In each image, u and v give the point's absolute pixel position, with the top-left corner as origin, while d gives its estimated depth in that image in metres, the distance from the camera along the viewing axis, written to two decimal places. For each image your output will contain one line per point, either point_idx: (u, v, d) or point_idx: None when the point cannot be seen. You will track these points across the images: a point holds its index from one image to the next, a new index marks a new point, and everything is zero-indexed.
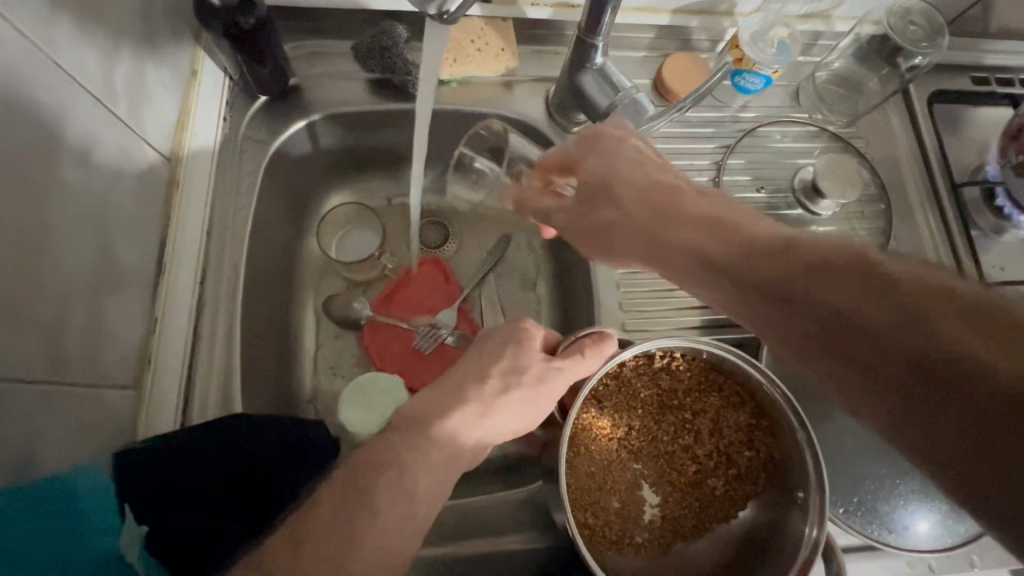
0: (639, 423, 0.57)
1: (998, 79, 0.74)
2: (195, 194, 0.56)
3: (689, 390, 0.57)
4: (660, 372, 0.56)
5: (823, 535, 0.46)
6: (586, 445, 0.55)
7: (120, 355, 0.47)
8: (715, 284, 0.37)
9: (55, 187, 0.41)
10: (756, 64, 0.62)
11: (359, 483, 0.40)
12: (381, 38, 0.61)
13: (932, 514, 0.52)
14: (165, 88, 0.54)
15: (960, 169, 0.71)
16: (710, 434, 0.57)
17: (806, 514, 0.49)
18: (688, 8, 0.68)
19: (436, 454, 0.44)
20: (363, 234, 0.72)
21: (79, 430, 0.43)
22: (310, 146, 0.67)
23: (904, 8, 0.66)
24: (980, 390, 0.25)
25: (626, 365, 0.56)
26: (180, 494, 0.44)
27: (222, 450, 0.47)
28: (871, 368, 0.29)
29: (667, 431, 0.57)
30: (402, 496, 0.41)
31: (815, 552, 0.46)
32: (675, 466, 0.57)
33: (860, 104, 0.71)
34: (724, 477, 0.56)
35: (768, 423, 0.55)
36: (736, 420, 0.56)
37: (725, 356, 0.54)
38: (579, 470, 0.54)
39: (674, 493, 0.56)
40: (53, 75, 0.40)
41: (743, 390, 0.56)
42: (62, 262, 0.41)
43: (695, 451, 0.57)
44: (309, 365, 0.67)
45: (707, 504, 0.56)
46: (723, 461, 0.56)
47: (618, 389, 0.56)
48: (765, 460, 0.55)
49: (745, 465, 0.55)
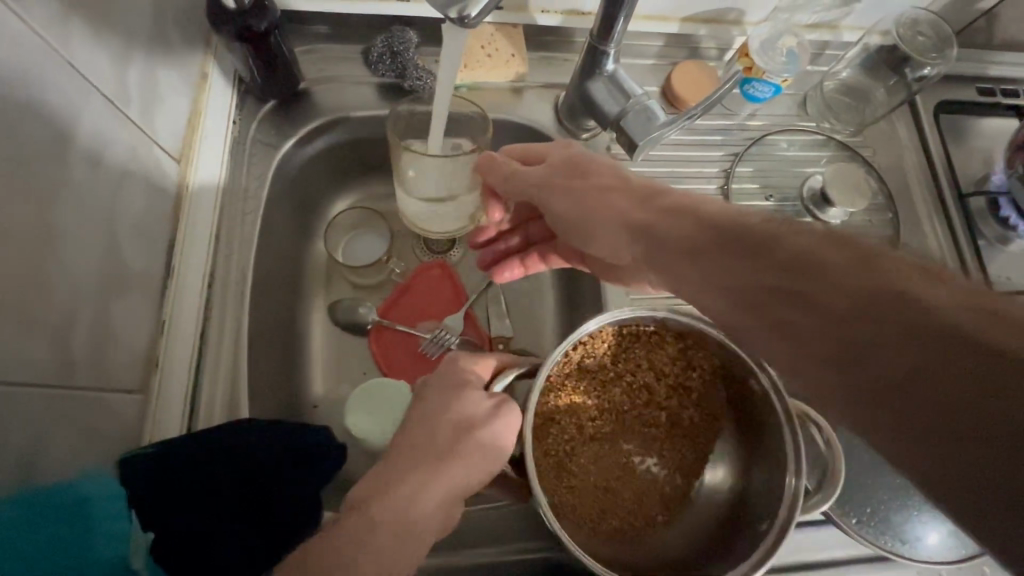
0: (596, 409, 0.54)
1: (1003, 90, 0.74)
2: (205, 197, 0.56)
3: (618, 356, 0.54)
4: (584, 358, 0.52)
5: (802, 475, 0.44)
6: (556, 456, 0.52)
7: (128, 360, 0.47)
8: (732, 263, 0.37)
9: (67, 190, 0.40)
10: (766, 72, 0.62)
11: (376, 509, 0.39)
12: (391, 41, 0.62)
13: (947, 526, 0.51)
14: (175, 91, 0.53)
15: (966, 179, 0.71)
16: (658, 379, 0.55)
17: (777, 422, 0.47)
18: (697, 16, 0.68)
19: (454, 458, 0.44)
20: (368, 239, 0.71)
21: (84, 436, 0.42)
22: (317, 149, 0.67)
23: (911, 19, 0.67)
24: (982, 370, 0.25)
25: (551, 376, 0.51)
26: (180, 496, 0.43)
27: (228, 457, 0.46)
28: (872, 357, 0.29)
29: (622, 399, 0.55)
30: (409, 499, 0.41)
31: (796, 508, 0.43)
32: (646, 422, 0.55)
33: (866, 112, 0.71)
34: (693, 404, 0.55)
35: (693, 339, 0.52)
36: (669, 353, 0.54)
37: (628, 315, 0.50)
38: (562, 484, 0.51)
39: (660, 445, 0.55)
40: (66, 77, 0.40)
41: (659, 326, 0.52)
42: (70, 263, 0.41)
43: (655, 399, 0.55)
44: (315, 370, 0.66)
45: (695, 438, 0.55)
46: (682, 392, 0.55)
47: (554, 391, 0.52)
48: (712, 369, 0.53)
49: (701, 385, 0.54)
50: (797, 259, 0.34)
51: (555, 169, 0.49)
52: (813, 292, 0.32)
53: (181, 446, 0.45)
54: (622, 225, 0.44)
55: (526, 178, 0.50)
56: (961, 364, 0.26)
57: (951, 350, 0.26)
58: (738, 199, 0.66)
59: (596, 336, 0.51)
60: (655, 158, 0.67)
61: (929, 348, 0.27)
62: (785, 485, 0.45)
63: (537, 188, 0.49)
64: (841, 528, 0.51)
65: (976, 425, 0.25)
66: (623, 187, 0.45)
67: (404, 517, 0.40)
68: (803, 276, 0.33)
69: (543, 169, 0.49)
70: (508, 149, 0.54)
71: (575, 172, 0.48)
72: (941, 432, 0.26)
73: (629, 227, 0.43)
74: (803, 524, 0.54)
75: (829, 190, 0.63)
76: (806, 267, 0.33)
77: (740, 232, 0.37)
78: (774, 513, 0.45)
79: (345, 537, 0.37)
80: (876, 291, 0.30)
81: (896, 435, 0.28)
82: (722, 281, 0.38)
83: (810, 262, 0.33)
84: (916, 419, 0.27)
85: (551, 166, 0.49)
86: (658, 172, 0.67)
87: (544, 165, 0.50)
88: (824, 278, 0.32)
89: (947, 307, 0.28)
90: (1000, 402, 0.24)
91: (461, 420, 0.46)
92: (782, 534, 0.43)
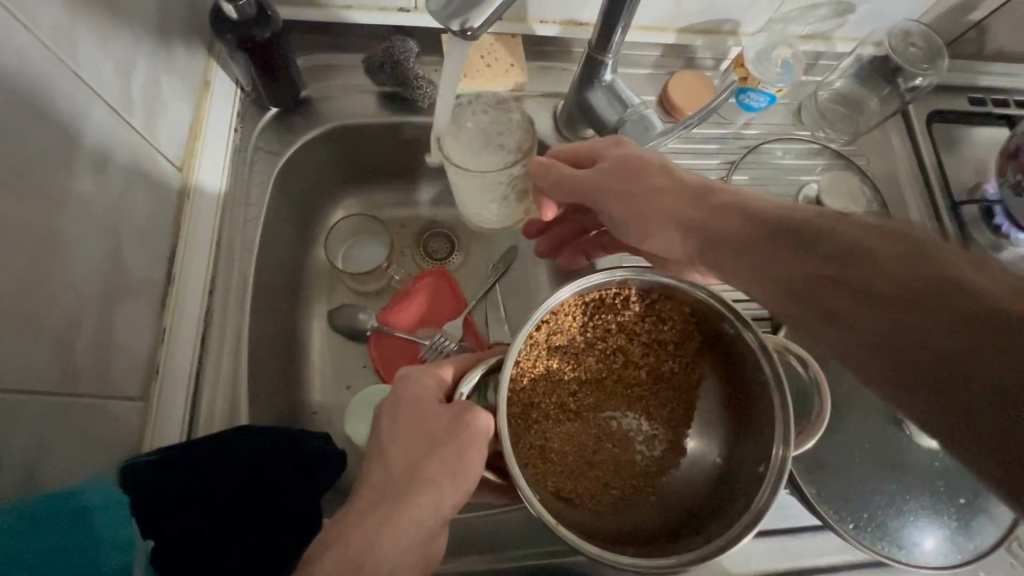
0: (572, 383, 0.51)
1: (994, 101, 0.76)
2: (207, 204, 0.56)
3: (587, 326, 0.49)
4: (550, 337, 0.47)
5: (789, 438, 0.42)
6: (542, 441, 0.49)
7: (129, 366, 0.46)
8: (786, 263, 0.39)
9: (70, 198, 0.40)
10: (761, 82, 0.63)
11: (379, 512, 0.39)
12: (393, 53, 0.61)
13: (941, 531, 0.51)
14: (177, 99, 0.54)
15: (959, 186, 0.72)
16: (632, 339, 0.51)
17: (756, 361, 0.44)
18: (693, 27, 0.69)
19: (441, 465, 0.41)
20: (367, 247, 0.71)
21: (84, 444, 0.42)
22: (318, 157, 0.67)
23: (904, 31, 0.67)
24: (1010, 354, 0.28)
25: (516, 370, 0.46)
26: (175, 500, 0.44)
27: (235, 459, 0.47)
28: (909, 342, 0.32)
29: (598, 366, 0.51)
30: (400, 515, 0.39)
31: (778, 482, 0.41)
32: (626, 383, 0.52)
33: (860, 123, 0.72)
34: (672, 355, 0.51)
35: (659, 292, 0.48)
36: (636, 312, 0.49)
37: (587, 281, 0.45)
38: (551, 469, 0.49)
39: (644, 401, 0.53)
40: (73, 85, 0.40)
41: (623, 286, 0.47)
42: (73, 273, 0.41)
43: (632, 359, 0.52)
44: (314, 376, 0.66)
45: (677, 389, 0.52)
46: (657, 346, 0.51)
47: (524, 379, 0.47)
48: (687, 316, 0.49)
49: (676, 334, 0.50)
50: (851, 249, 0.36)
51: (608, 174, 0.49)
52: (868, 281, 0.35)
53: (191, 444, 0.46)
54: (673, 223, 0.46)
55: (579, 182, 0.50)
56: (989, 347, 0.28)
57: (987, 333, 0.29)
58: None
59: (559, 313, 0.46)
60: None
61: (963, 334, 0.30)
62: (772, 449, 0.43)
63: (594, 191, 0.50)
64: (840, 536, 0.50)
65: (997, 405, 0.28)
66: (673, 191, 0.47)
67: (405, 528, 0.39)
68: (855, 266, 0.36)
69: (596, 172, 0.49)
70: (555, 149, 0.54)
71: (632, 177, 0.48)
72: (967, 411, 0.29)
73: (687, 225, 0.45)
74: (801, 530, 0.55)
75: (824, 200, 0.65)
76: (858, 262, 0.36)
77: (793, 226, 0.40)
78: (766, 456, 0.43)
79: (343, 555, 0.36)
80: (926, 282, 0.32)
81: (928, 412, 0.31)
82: (767, 274, 0.40)
83: (864, 254, 0.36)
84: (945, 399, 0.30)
85: (608, 166, 0.49)
86: None
87: (597, 168, 0.50)
88: (877, 268, 0.35)
89: (990, 293, 0.30)
90: (993, 372, 0.28)
91: (445, 422, 0.42)
92: (754, 521, 0.41)
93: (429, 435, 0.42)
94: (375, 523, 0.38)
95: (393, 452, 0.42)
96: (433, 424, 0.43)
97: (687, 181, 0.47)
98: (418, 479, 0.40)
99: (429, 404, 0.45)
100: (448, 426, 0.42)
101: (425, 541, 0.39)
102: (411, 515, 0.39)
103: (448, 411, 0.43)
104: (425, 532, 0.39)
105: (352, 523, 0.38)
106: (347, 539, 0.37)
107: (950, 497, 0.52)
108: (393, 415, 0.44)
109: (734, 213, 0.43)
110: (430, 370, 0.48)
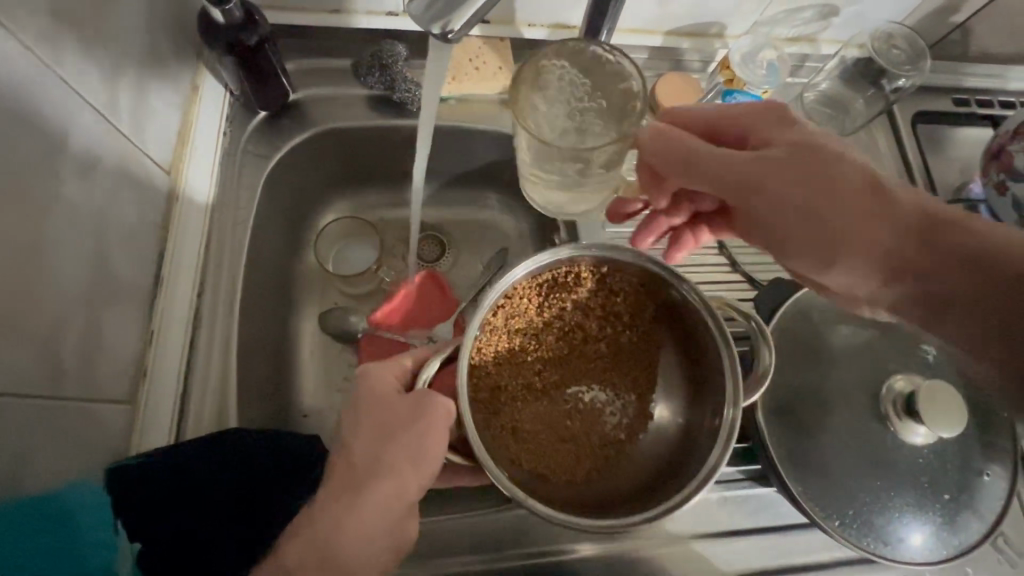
0: (535, 363, 0.51)
1: (978, 101, 0.76)
2: (196, 207, 0.56)
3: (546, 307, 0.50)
4: (507, 320, 0.48)
5: (738, 398, 0.44)
6: (513, 423, 0.49)
7: (117, 368, 0.47)
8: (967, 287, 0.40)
9: (57, 203, 0.41)
10: (747, 83, 0.64)
11: (342, 502, 0.42)
12: (382, 55, 0.63)
13: (925, 526, 0.51)
14: (165, 103, 0.54)
15: (944, 186, 0.73)
16: (588, 314, 0.52)
17: (704, 324, 0.47)
18: (680, 30, 0.70)
19: (399, 453, 0.43)
20: (357, 250, 0.71)
21: (70, 448, 0.42)
22: (308, 159, 0.68)
23: (887, 33, 0.68)
24: None
25: (474, 354, 0.47)
26: (161, 504, 0.44)
27: (227, 461, 0.47)
28: None
29: (560, 344, 0.52)
30: (363, 504, 0.42)
31: (730, 443, 0.43)
32: (589, 357, 0.52)
33: (846, 123, 0.72)
34: (629, 325, 0.52)
35: (608, 266, 0.49)
36: (589, 288, 0.50)
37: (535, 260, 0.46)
38: (524, 448, 0.48)
39: (609, 375, 0.53)
40: (61, 92, 0.41)
41: (573, 264, 0.48)
42: (60, 278, 0.41)
43: (591, 333, 0.52)
44: (305, 378, 0.67)
45: (638, 359, 0.53)
46: (613, 318, 0.52)
47: (485, 363, 0.48)
48: (637, 285, 0.50)
49: (630, 305, 0.51)
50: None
51: (780, 163, 0.45)
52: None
53: (169, 450, 0.45)
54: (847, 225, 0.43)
55: (728, 170, 0.45)
56: None
57: None
58: None
59: (513, 295, 0.47)
60: None
61: None
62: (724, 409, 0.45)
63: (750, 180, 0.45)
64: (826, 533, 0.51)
65: None
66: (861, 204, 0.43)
67: (368, 515, 0.42)
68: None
69: (749, 157, 0.45)
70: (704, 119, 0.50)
71: (812, 183, 0.44)
72: None
73: (877, 251, 0.43)
74: (788, 528, 0.55)
75: None
76: None
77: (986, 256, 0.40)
78: (721, 410, 0.45)
79: (311, 540, 0.41)
80: None
81: None
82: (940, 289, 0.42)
83: None
84: None
85: (773, 159, 0.45)
86: None
87: (760, 155, 0.45)
88: None
89: None
90: None
91: (402, 411, 0.44)
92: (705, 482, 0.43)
93: (388, 424, 0.44)
94: (338, 512, 0.42)
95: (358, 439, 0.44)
96: (392, 414, 0.44)
97: (898, 203, 0.43)
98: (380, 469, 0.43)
99: (394, 398, 0.45)
100: (405, 415, 0.43)
101: (390, 526, 0.42)
102: (374, 504, 0.42)
103: (409, 401, 0.44)
104: (392, 517, 0.42)
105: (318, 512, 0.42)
106: (314, 528, 0.42)
107: (935, 494, 0.52)
108: (355, 408, 0.46)
109: (929, 249, 0.42)
110: (393, 361, 0.48)
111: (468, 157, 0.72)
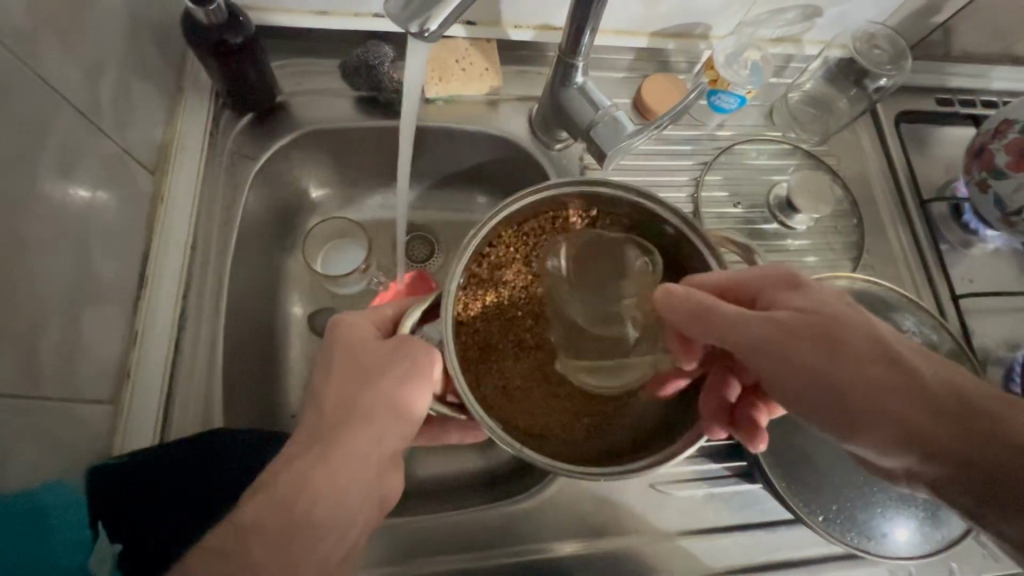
0: (527, 318, 0.48)
1: (961, 101, 0.77)
2: (181, 209, 0.56)
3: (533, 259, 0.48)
4: (493, 272, 0.48)
5: None
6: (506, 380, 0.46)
7: (98, 369, 0.47)
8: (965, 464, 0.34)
9: (35, 202, 0.40)
10: (731, 84, 0.65)
11: (315, 451, 0.42)
12: (367, 55, 0.62)
13: (909, 521, 0.52)
14: (149, 106, 0.55)
15: (929, 185, 0.74)
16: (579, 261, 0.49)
17: (703, 260, 0.45)
18: (665, 31, 0.71)
19: (375, 400, 0.44)
20: (344, 250, 0.71)
21: (54, 448, 0.42)
22: (296, 161, 0.68)
23: (868, 34, 0.70)
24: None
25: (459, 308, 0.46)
26: (171, 502, 0.46)
27: (222, 459, 0.48)
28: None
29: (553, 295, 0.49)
30: (337, 448, 0.43)
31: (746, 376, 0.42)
32: None
33: (831, 123, 0.73)
34: None
35: (598, 208, 0.48)
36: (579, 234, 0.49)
37: (515, 205, 0.45)
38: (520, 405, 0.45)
39: None
40: (40, 93, 0.41)
41: (557, 208, 0.48)
42: (41, 280, 0.41)
43: None
44: (293, 379, 0.66)
45: None
46: None
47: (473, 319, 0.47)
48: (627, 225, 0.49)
49: None
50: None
51: (781, 326, 0.39)
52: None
53: (181, 443, 0.47)
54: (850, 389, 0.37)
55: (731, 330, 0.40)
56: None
57: None
58: (707, 208, 0.67)
59: (497, 244, 0.47)
60: (626, 167, 0.69)
61: None
62: None
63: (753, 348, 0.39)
64: (810, 528, 0.51)
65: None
66: (877, 368, 0.37)
67: (339, 470, 0.42)
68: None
69: (769, 326, 0.39)
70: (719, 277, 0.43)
71: (830, 353, 0.37)
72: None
73: (915, 438, 0.35)
74: (775, 525, 0.56)
75: (794, 199, 0.64)
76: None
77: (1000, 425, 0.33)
78: None
79: (272, 497, 0.40)
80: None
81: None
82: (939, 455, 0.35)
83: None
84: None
85: (790, 327, 0.38)
86: (629, 180, 0.68)
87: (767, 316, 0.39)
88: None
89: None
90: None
91: (379, 354, 0.45)
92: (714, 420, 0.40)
93: (364, 367, 0.45)
94: (311, 458, 0.42)
95: (330, 388, 0.45)
96: (369, 356, 0.46)
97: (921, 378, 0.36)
98: (355, 418, 0.44)
99: (364, 345, 0.46)
100: (383, 357, 0.45)
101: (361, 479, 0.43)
102: (348, 450, 0.43)
103: (385, 345, 0.46)
104: (369, 471, 0.44)
105: (290, 463, 0.42)
106: (276, 480, 0.41)
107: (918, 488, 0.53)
108: (331, 349, 0.47)
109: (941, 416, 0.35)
110: (375, 310, 0.49)
111: (455, 159, 0.72)
